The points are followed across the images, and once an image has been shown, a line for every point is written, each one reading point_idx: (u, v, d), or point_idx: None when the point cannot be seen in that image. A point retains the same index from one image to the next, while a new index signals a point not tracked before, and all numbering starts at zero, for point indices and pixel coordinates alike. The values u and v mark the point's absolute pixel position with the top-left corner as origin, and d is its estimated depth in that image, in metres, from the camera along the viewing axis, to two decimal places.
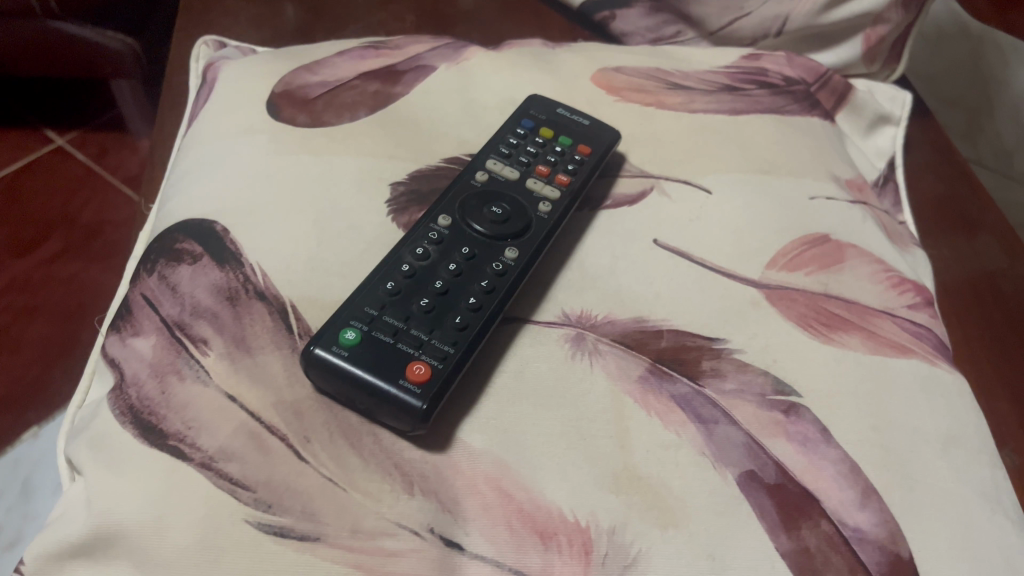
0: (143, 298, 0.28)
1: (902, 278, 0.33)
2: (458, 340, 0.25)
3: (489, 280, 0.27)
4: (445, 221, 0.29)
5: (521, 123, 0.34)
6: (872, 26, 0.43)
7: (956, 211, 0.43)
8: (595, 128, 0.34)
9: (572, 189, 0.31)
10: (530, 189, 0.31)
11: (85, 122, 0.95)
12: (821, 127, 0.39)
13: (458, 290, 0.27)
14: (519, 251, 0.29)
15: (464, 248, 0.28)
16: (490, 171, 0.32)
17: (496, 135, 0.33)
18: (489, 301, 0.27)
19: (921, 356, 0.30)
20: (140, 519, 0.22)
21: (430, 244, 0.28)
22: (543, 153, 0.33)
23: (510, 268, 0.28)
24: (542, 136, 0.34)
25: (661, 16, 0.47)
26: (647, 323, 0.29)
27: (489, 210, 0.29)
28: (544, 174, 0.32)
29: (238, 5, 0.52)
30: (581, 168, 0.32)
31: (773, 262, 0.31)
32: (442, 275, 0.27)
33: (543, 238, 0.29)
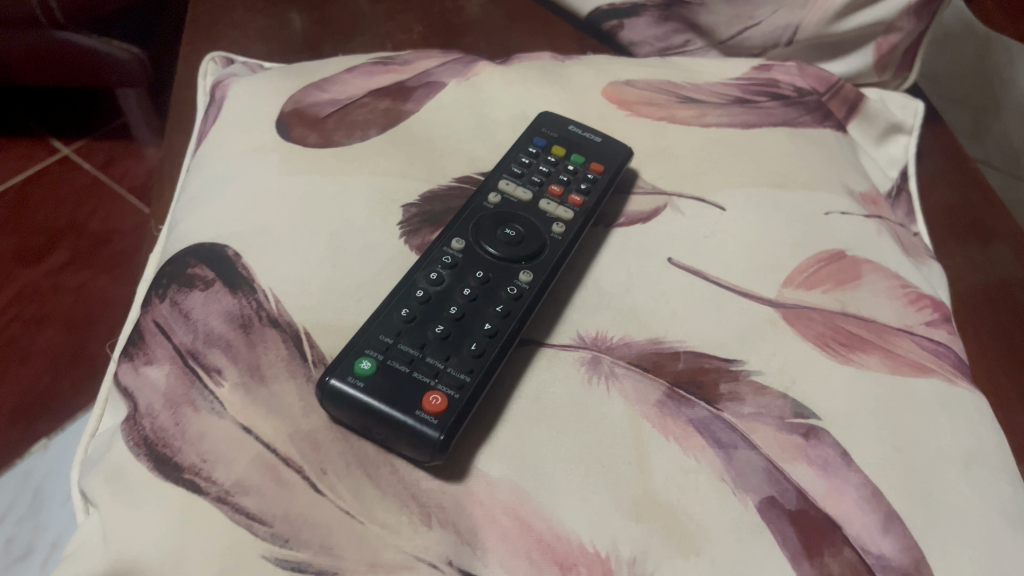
0: (155, 324, 0.28)
1: (920, 293, 0.32)
2: (474, 367, 0.25)
3: (505, 304, 0.27)
4: (458, 244, 0.29)
5: (532, 141, 0.34)
6: (883, 34, 0.42)
7: (969, 219, 0.43)
8: (608, 144, 0.34)
9: (586, 209, 0.31)
10: (544, 210, 0.31)
11: (90, 131, 0.94)
12: (834, 139, 0.38)
13: (473, 316, 0.27)
14: (534, 274, 0.28)
15: (478, 272, 0.28)
16: (503, 191, 0.31)
17: (507, 154, 0.33)
18: (504, 326, 0.26)
19: (940, 375, 0.29)
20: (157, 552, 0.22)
21: (444, 268, 0.28)
22: (555, 172, 0.33)
23: (525, 291, 0.27)
24: (554, 154, 0.33)
25: (670, 25, 0.47)
26: (663, 344, 0.28)
27: (503, 232, 0.29)
28: (557, 194, 0.32)
29: (245, 18, 0.52)
30: (593, 187, 0.32)
31: (789, 279, 0.31)
32: (457, 300, 0.27)
33: (556, 260, 0.29)
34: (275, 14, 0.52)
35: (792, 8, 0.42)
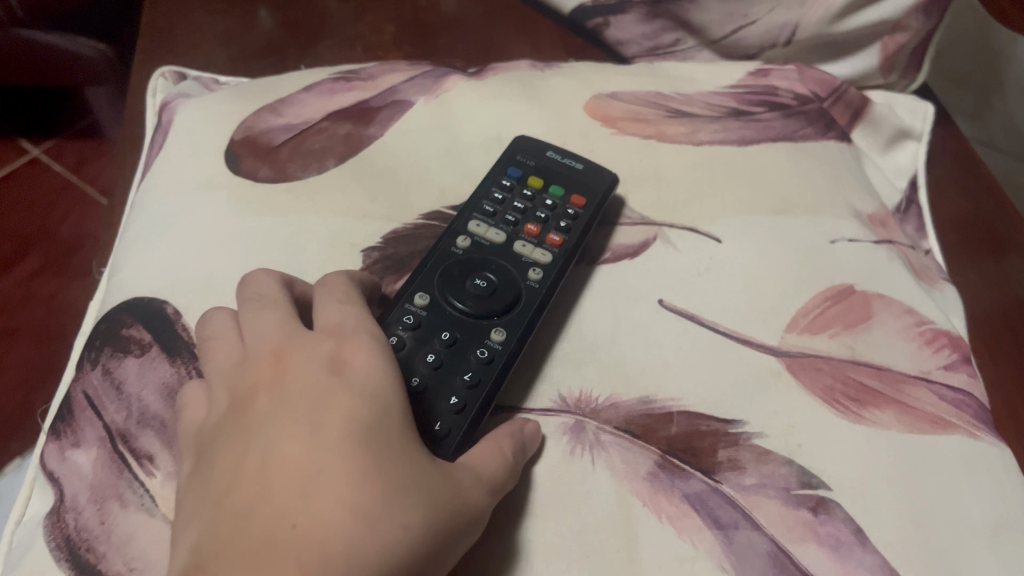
0: (85, 396, 0.25)
1: (937, 331, 0.29)
2: (439, 452, 0.22)
3: (475, 371, 0.24)
4: (422, 299, 0.26)
5: (506, 172, 0.31)
6: (889, 34, 0.39)
7: (985, 231, 0.40)
8: (590, 171, 0.31)
9: (566, 250, 0.28)
10: (519, 253, 0.28)
11: (60, 129, 0.90)
12: (839, 152, 0.35)
13: (439, 387, 0.24)
14: (507, 331, 0.25)
15: (444, 333, 0.25)
16: (472, 234, 0.28)
17: (478, 190, 0.30)
18: (473, 398, 0.24)
19: (962, 430, 0.26)
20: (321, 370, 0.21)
21: (405, 329, 0.25)
22: (532, 208, 0.30)
23: (497, 353, 0.25)
24: (530, 186, 0.30)
25: (659, 23, 0.43)
26: (655, 405, 0.26)
27: (472, 283, 0.26)
28: (534, 233, 0.29)
29: (204, 20, 0.48)
30: (575, 224, 0.29)
31: (792, 324, 0.28)
32: (420, 368, 0.24)
33: (534, 312, 0.26)
34: (240, 14, 0.49)
35: (790, 5, 0.39)
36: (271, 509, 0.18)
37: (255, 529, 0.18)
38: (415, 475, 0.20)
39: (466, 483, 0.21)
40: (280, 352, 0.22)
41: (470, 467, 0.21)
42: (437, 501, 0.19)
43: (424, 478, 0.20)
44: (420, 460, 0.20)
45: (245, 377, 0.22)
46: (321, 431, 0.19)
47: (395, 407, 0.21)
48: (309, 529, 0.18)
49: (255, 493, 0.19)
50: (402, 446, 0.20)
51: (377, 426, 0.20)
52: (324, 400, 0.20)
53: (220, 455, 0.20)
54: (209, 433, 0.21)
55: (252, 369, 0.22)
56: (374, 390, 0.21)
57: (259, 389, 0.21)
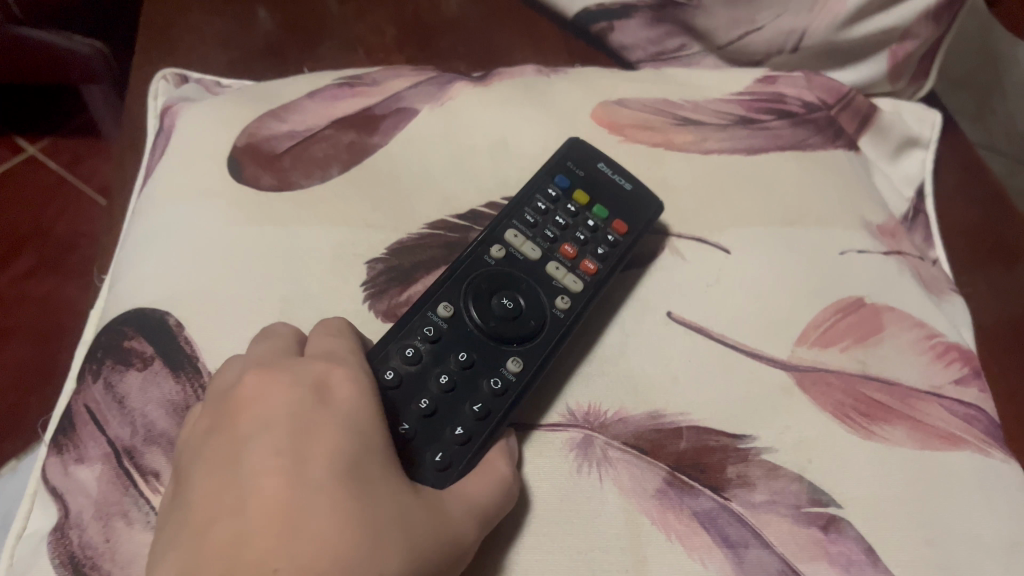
0: (87, 410, 0.25)
1: (948, 343, 0.29)
2: (439, 483, 0.22)
3: (484, 402, 0.24)
4: (445, 311, 0.26)
5: (554, 179, 0.30)
6: (898, 41, 0.39)
7: (993, 241, 0.39)
8: (639, 193, 0.30)
9: (597, 280, 0.28)
10: (551, 276, 0.28)
11: (57, 127, 0.88)
12: (847, 161, 0.35)
13: (447, 413, 0.24)
14: (524, 364, 0.25)
15: (461, 353, 0.25)
16: (509, 245, 0.28)
17: (522, 195, 0.29)
18: (479, 431, 0.24)
19: (973, 446, 0.26)
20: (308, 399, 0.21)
21: (423, 341, 0.25)
22: (573, 227, 0.29)
23: (510, 385, 0.25)
24: (576, 200, 0.30)
25: (664, 28, 0.43)
26: (664, 419, 0.25)
27: (498, 302, 0.26)
28: (569, 256, 0.28)
29: (202, 19, 0.48)
30: (612, 253, 0.28)
31: (802, 337, 0.28)
32: (431, 389, 0.24)
33: (554, 345, 0.26)
34: (239, 13, 0.48)
35: (797, 12, 0.38)
36: (255, 551, 0.17)
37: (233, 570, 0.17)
38: (399, 522, 0.19)
39: (444, 524, 0.21)
40: (267, 376, 0.21)
41: (456, 504, 0.21)
42: (416, 547, 0.19)
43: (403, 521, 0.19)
44: (400, 501, 0.20)
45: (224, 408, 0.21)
46: (303, 467, 0.19)
47: (376, 447, 0.21)
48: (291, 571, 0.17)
49: (238, 532, 0.18)
50: (386, 490, 0.20)
51: (359, 465, 0.20)
52: (312, 434, 0.20)
53: (196, 490, 0.19)
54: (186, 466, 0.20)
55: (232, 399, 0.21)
56: (355, 428, 0.21)
57: (238, 420, 0.20)
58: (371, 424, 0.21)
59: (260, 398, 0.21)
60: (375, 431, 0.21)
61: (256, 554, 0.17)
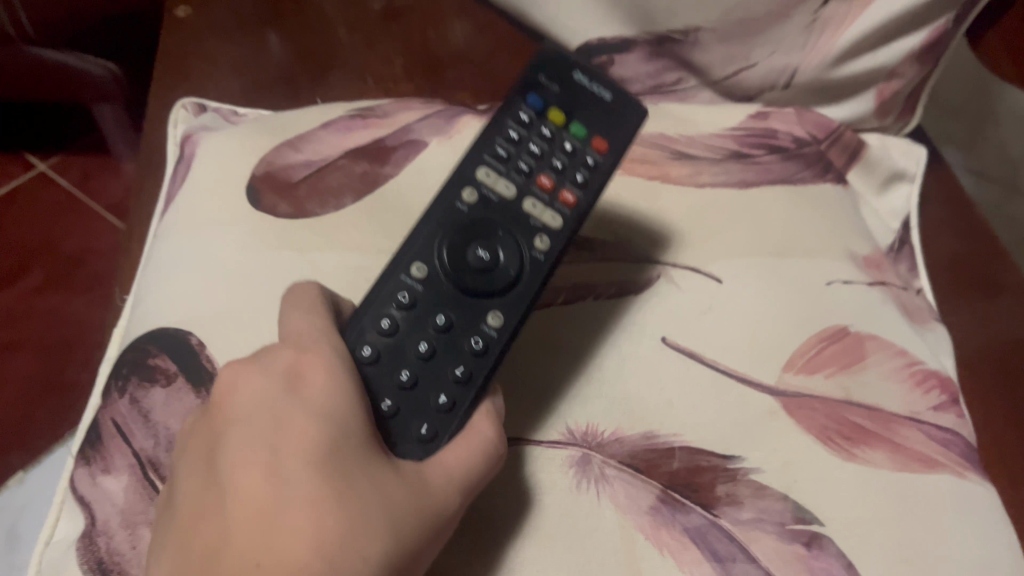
0: (114, 424, 0.27)
1: (927, 371, 0.30)
2: (425, 453, 0.24)
3: (466, 365, 0.26)
4: (419, 272, 0.27)
5: (526, 101, 0.29)
6: (885, 80, 0.41)
7: (976, 272, 0.41)
8: (619, 102, 0.29)
9: (575, 215, 0.28)
10: (528, 214, 0.28)
11: (68, 145, 0.90)
12: (835, 195, 0.37)
13: (429, 380, 0.25)
14: (504, 316, 0.26)
15: (439, 317, 0.26)
16: (482, 185, 0.28)
17: (493, 125, 0.29)
18: (462, 395, 0.25)
19: (949, 469, 0.28)
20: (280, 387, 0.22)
21: (398, 308, 0.26)
22: (549, 154, 0.29)
23: (491, 342, 0.26)
24: (552, 121, 0.29)
25: (662, 62, 0.44)
26: (658, 440, 0.27)
27: (473, 254, 0.27)
28: (547, 188, 0.29)
29: (218, 48, 0.50)
30: (591, 177, 0.29)
31: (789, 363, 0.29)
32: (411, 358, 0.25)
33: (534, 291, 0.27)
34: (254, 42, 0.50)
35: (790, 51, 0.40)
36: (235, 552, 0.19)
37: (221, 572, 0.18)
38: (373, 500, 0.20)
39: (426, 500, 0.22)
40: (241, 367, 0.22)
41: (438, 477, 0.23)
42: (398, 521, 0.20)
43: (383, 500, 0.20)
44: (372, 480, 0.21)
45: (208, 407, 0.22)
46: (278, 460, 0.20)
47: (347, 425, 0.21)
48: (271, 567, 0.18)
49: (219, 534, 0.19)
50: (358, 468, 0.21)
51: (335, 448, 0.21)
52: (281, 426, 0.21)
53: (186, 493, 0.21)
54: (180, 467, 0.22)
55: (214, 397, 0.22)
56: (329, 409, 0.21)
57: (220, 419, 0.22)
58: (340, 402, 0.22)
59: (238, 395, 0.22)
60: (345, 408, 0.22)
61: (235, 556, 0.19)
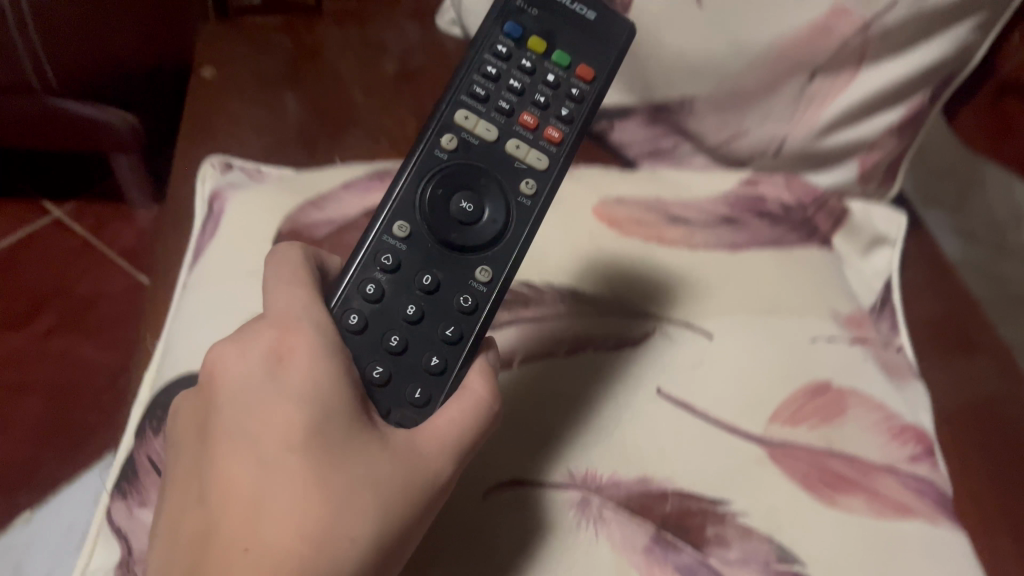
0: (149, 460, 0.29)
1: (904, 426, 0.33)
2: (419, 418, 0.26)
3: (455, 325, 0.28)
4: (401, 231, 0.28)
5: (505, 31, 0.30)
6: (866, 150, 0.43)
7: (954, 331, 0.43)
8: (602, 24, 0.30)
9: (559, 152, 0.29)
10: (513, 155, 0.29)
11: (82, 192, 0.93)
12: (821, 258, 0.39)
13: (418, 345, 0.27)
14: (491, 271, 0.28)
15: (425, 277, 0.28)
16: (462, 130, 0.29)
17: (470, 62, 0.30)
18: (451, 359, 0.27)
19: (923, 516, 0.30)
20: (264, 374, 0.23)
21: (383, 273, 0.28)
22: (530, 88, 0.30)
23: (478, 300, 0.28)
24: (530, 50, 0.30)
25: (659, 127, 0.46)
26: (653, 483, 0.29)
27: (457, 209, 0.28)
28: (531, 126, 0.30)
29: (240, 108, 0.52)
30: (576, 111, 0.30)
31: (775, 415, 0.32)
32: (399, 324, 0.27)
33: (521, 237, 0.29)
34: (273, 104, 0.53)
35: (779, 121, 0.43)
36: (227, 539, 0.21)
37: (216, 559, 0.21)
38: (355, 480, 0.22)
39: (413, 473, 0.23)
40: (229, 353, 0.24)
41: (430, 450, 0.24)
42: (384, 498, 0.22)
43: (368, 479, 0.22)
44: (353, 461, 0.22)
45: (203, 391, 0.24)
46: (263, 452, 0.22)
47: (327, 405, 0.23)
48: (259, 554, 0.20)
49: (213, 521, 0.21)
50: (339, 448, 0.22)
51: (318, 432, 0.22)
52: (264, 415, 0.22)
53: (187, 479, 0.23)
54: (183, 454, 0.24)
55: (208, 382, 0.24)
56: (311, 392, 0.23)
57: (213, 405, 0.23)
58: (322, 383, 0.23)
59: (227, 383, 0.23)
60: (326, 387, 0.23)
61: (227, 544, 0.21)
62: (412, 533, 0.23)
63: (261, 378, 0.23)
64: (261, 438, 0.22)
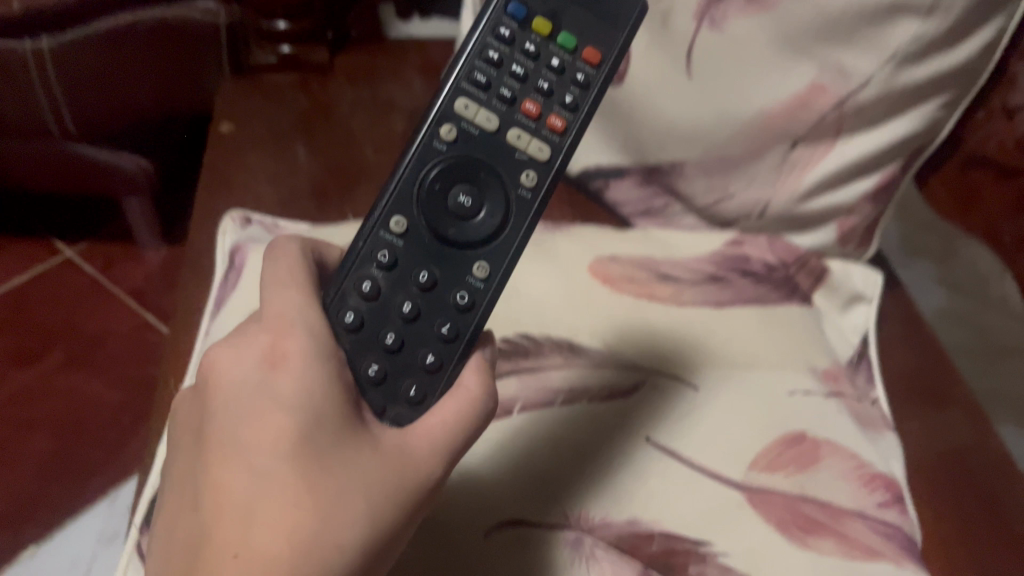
0: None
1: (875, 473, 0.35)
2: (414, 414, 0.29)
3: (450, 321, 0.30)
4: (398, 227, 0.30)
5: (510, 13, 0.32)
6: (845, 215, 0.46)
7: (926, 384, 0.46)
8: (606, 6, 0.32)
9: (561, 140, 0.31)
10: (514, 145, 0.31)
11: (94, 232, 0.95)
12: (801, 314, 0.42)
13: (413, 343, 0.30)
14: (488, 268, 0.31)
15: (422, 274, 0.30)
16: (463, 119, 0.31)
17: (473, 47, 0.31)
18: (447, 356, 0.30)
19: (889, 558, 0.33)
20: (255, 382, 0.25)
21: (379, 270, 0.30)
22: (533, 72, 0.32)
23: (473, 296, 0.30)
24: (533, 34, 0.32)
25: (651, 188, 0.50)
26: (640, 525, 0.32)
27: (456, 202, 0.30)
28: (534, 114, 0.31)
29: (256, 161, 0.55)
30: (578, 97, 0.32)
31: (754, 462, 0.34)
32: (396, 323, 0.30)
33: (518, 229, 0.31)
34: (287, 158, 0.56)
35: (763, 186, 0.46)
36: (218, 543, 0.22)
37: (207, 562, 0.22)
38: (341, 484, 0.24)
39: (400, 478, 0.25)
40: (224, 363, 0.26)
41: (420, 449, 0.26)
42: (371, 502, 0.24)
43: (356, 485, 0.24)
44: (338, 465, 0.24)
45: (202, 399, 0.26)
46: (251, 458, 0.23)
47: (314, 411, 0.24)
48: (247, 558, 0.22)
49: (205, 525, 0.23)
50: (325, 452, 0.24)
51: (306, 438, 0.24)
52: (253, 421, 0.24)
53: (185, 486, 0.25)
54: (182, 465, 0.25)
55: (206, 389, 0.26)
56: (300, 400, 0.24)
57: (209, 414, 0.25)
58: (310, 388, 0.25)
59: (223, 392, 0.25)
60: (314, 393, 0.25)
61: (216, 547, 0.22)
62: (399, 534, 0.25)
63: (254, 385, 0.25)
64: (249, 445, 0.24)
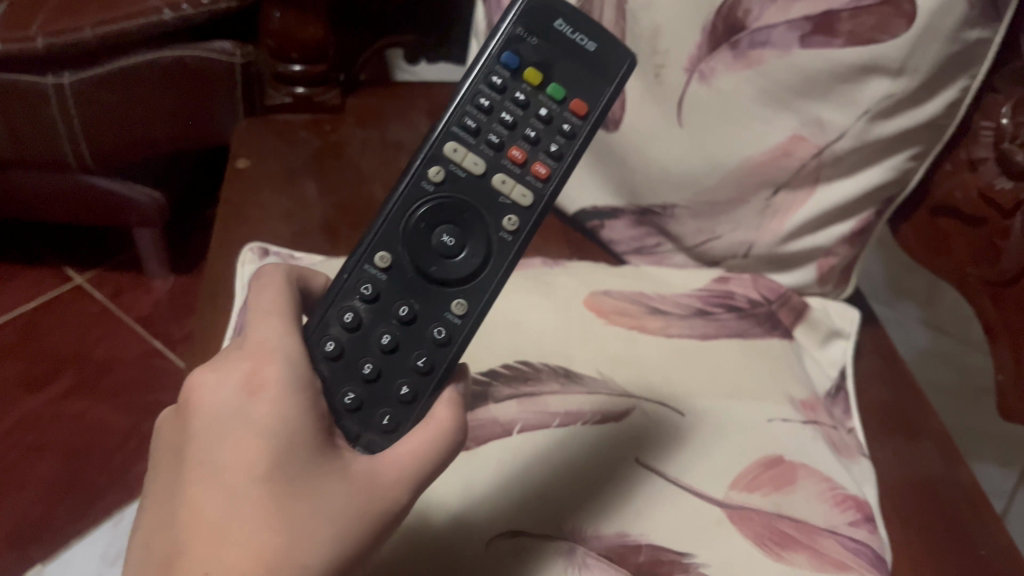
0: None
1: (846, 495, 0.38)
2: (387, 442, 0.31)
3: (427, 355, 0.33)
4: (382, 262, 0.33)
5: (505, 63, 0.35)
6: (823, 256, 0.50)
7: (899, 416, 0.49)
8: (598, 57, 0.35)
9: (543, 187, 0.35)
10: (498, 190, 0.34)
11: (104, 262, 0.98)
12: (781, 347, 0.45)
13: (390, 373, 0.33)
14: (465, 306, 0.33)
15: (403, 308, 0.33)
16: (451, 162, 0.34)
17: (466, 95, 0.35)
18: (421, 386, 0.33)
19: (858, 571, 0.35)
20: (234, 407, 0.27)
21: (361, 302, 0.33)
22: (523, 121, 0.35)
23: (450, 332, 0.33)
24: (525, 83, 0.35)
25: (644, 229, 0.53)
26: (629, 537, 0.34)
27: (438, 242, 0.33)
28: (520, 161, 0.35)
29: (271, 196, 0.59)
30: (563, 147, 0.35)
31: (734, 482, 0.37)
32: (375, 353, 0.33)
33: (496, 270, 0.34)
34: (300, 194, 0.59)
35: (748, 229, 0.49)
36: (190, 558, 0.25)
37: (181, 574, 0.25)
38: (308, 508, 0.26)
39: (368, 502, 0.28)
40: (205, 387, 0.28)
41: (388, 476, 0.28)
42: (336, 525, 0.27)
43: (319, 509, 0.26)
44: (306, 490, 0.27)
45: (182, 419, 0.29)
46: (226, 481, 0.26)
47: (288, 437, 0.27)
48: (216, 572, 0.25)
49: (180, 539, 0.26)
50: (294, 478, 0.27)
51: (278, 463, 0.26)
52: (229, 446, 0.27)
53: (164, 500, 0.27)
54: (162, 477, 0.28)
55: (186, 409, 0.29)
56: (275, 427, 0.27)
57: (190, 436, 0.28)
58: (285, 416, 0.27)
59: (203, 416, 0.28)
60: (289, 421, 0.27)
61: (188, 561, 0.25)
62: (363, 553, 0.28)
63: (232, 412, 0.27)
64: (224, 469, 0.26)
